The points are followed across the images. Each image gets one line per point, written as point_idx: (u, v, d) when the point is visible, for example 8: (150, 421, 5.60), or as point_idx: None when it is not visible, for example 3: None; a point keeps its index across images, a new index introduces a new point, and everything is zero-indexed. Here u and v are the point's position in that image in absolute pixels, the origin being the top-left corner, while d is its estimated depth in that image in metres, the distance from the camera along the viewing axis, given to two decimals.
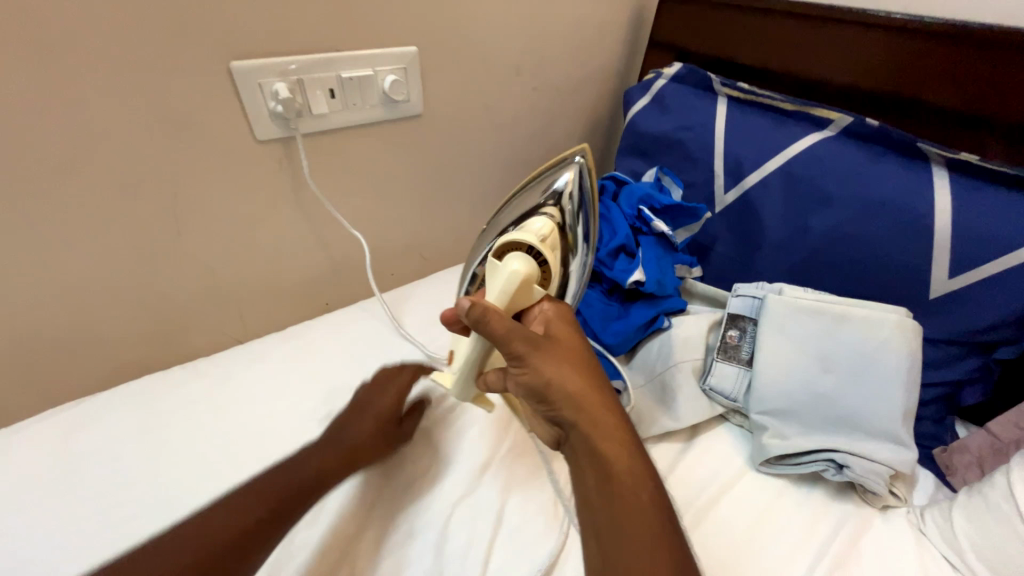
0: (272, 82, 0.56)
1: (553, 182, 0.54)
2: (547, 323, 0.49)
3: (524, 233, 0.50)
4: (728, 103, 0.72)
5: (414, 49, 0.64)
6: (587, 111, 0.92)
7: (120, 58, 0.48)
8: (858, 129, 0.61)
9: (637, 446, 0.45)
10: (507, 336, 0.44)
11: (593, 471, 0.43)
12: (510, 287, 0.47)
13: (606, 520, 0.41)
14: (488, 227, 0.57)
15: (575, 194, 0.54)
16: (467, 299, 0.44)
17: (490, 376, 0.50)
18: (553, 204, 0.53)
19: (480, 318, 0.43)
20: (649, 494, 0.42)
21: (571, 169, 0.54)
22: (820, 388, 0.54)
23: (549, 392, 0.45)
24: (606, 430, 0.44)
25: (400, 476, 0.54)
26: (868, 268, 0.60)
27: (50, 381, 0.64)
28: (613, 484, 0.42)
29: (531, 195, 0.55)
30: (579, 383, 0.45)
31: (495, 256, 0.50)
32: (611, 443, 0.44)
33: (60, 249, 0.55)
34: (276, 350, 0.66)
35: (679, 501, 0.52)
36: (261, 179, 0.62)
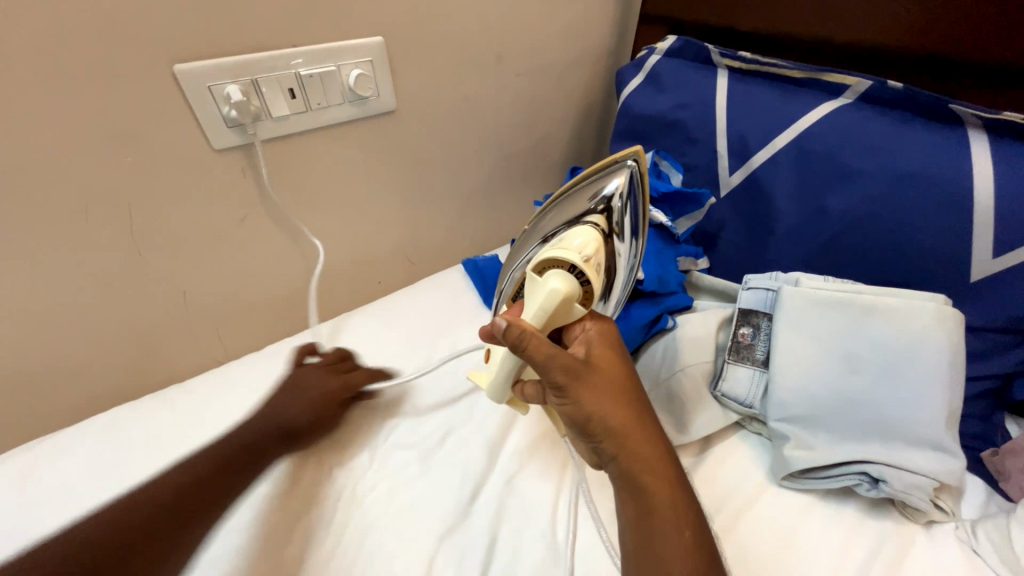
0: (223, 85, 0.51)
1: (603, 186, 0.48)
2: (588, 342, 0.45)
3: (567, 244, 0.44)
4: (729, 75, 0.65)
5: (380, 40, 0.59)
6: (577, 96, 0.86)
7: (51, 69, 0.44)
8: (879, 94, 0.54)
9: (679, 482, 0.42)
10: (548, 364, 0.39)
11: (633, 507, 0.40)
12: (550, 305, 0.41)
13: (648, 566, 0.38)
14: (529, 230, 0.53)
15: (627, 201, 0.48)
16: (504, 318, 0.38)
17: (528, 387, 0.46)
18: (601, 212, 0.47)
19: (519, 344, 0.38)
20: (694, 532, 0.39)
21: (621, 174, 0.48)
22: (849, 392, 0.48)
23: (590, 425, 0.41)
24: (647, 464, 0.41)
25: (387, 504, 0.49)
26: (897, 251, 0.53)
27: (25, 413, 0.61)
28: (654, 525, 0.39)
29: (578, 199, 0.49)
30: (620, 416, 0.41)
31: (534, 268, 0.44)
32: (652, 480, 0.41)
33: (12, 278, 0.52)
34: (284, 352, 0.64)
35: (708, 504, 0.48)
36: (223, 190, 0.58)
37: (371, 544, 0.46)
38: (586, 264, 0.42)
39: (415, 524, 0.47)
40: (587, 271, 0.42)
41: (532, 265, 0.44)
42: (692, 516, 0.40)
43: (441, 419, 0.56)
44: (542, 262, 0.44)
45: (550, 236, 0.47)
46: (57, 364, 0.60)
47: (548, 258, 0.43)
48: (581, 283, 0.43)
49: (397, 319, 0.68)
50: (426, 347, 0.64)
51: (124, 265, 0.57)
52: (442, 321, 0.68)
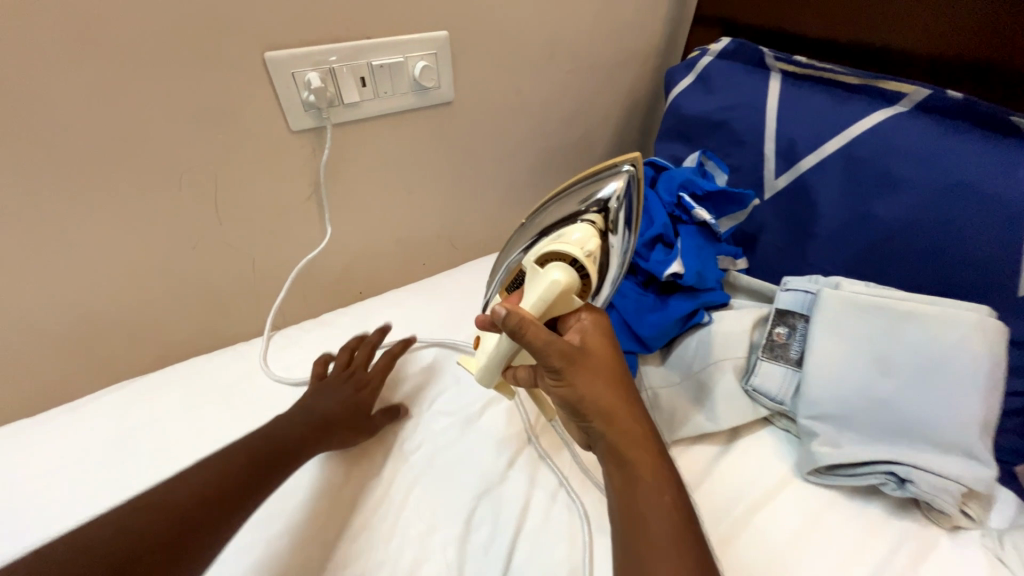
0: (305, 72, 0.56)
1: (599, 189, 0.48)
2: (583, 332, 0.48)
3: (564, 241, 0.46)
4: (782, 79, 0.66)
5: (445, 34, 0.62)
6: (626, 93, 0.88)
7: (160, 53, 0.49)
8: (936, 103, 0.54)
9: (665, 459, 0.44)
10: (545, 348, 0.43)
11: (620, 478, 0.43)
12: (549, 295, 0.44)
13: (632, 527, 0.40)
14: (525, 224, 0.53)
15: (623, 206, 0.48)
16: (503, 306, 0.42)
17: (519, 371, 0.49)
18: (597, 214, 0.48)
19: (517, 328, 0.42)
20: (674, 499, 0.42)
21: (619, 178, 0.48)
22: (879, 393, 0.49)
23: (581, 405, 0.45)
24: (632, 440, 0.44)
25: (446, 461, 0.53)
26: (942, 260, 0.53)
27: (112, 360, 0.69)
28: (639, 493, 0.42)
29: (573, 199, 0.49)
30: (608, 396, 0.45)
31: (535, 259, 0.47)
32: (638, 453, 0.43)
33: (115, 237, 0.58)
34: (348, 317, 0.69)
35: (707, 520, 0.48)
36: (295, 168, 0.64)
37: (414, 496, 0.51)
38: (587, 259, 0.45)
39: (457, 483, 0.52)
40: (587, 266, 0.45)
41: (532, 259, 0.47)
42: (674, 488, 0.42)
43: (480, 391, 0.60)
44: (544, 253, 0.46)
45: (546, 234, 0.49)
46: (144, 318, 0.67)
47: (550, 250, 0.46)
48: (580, 275, 0.46)
49: (443, 298, 0.72)
50: (467, 327, 0.68)
51: (207, 232, 0.63)
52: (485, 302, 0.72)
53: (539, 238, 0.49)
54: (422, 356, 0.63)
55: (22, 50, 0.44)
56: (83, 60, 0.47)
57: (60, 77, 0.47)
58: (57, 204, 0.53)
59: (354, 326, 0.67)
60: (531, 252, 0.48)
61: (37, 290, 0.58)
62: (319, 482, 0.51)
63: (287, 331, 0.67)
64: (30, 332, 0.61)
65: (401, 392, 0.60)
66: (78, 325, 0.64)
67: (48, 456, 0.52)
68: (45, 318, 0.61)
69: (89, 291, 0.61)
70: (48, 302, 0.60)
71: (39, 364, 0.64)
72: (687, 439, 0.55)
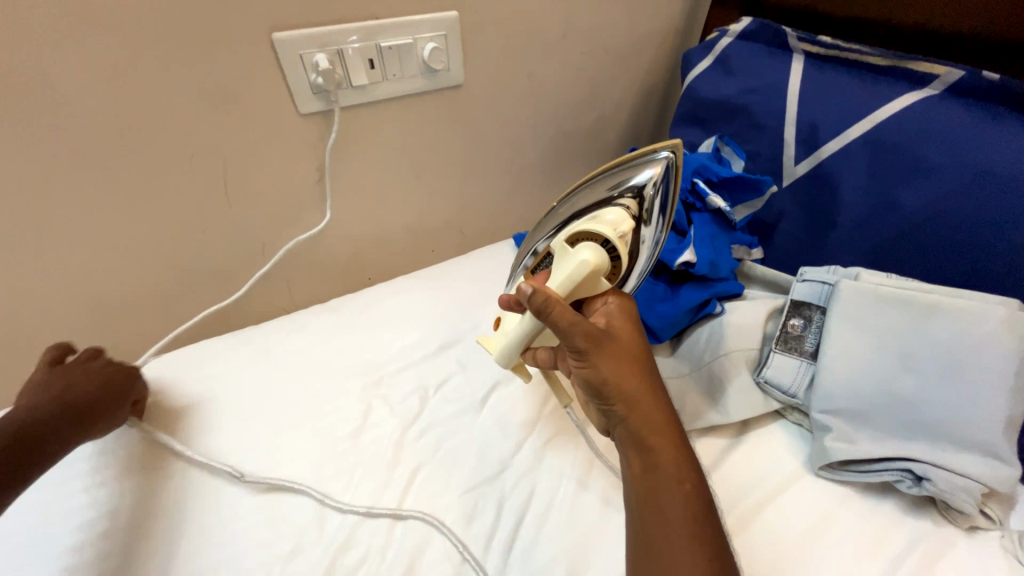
0: (313, 54, 0.56)
1: (634, 175, 0.47)
2: (609, 315, 0.47)
3: (597, 223, 0.45)
4: (805, 61, 0.63)
5: (455, 14, 0.61)
6: (642, 76, 0.85)
7: (170, 35, 0.49)
8: (970, 85, 0.51)
9: (684, 446, 0.43)
10: (570, 329, 0.42)
11: (637, 465, 0.43)
12: (577, 276, 0.43)
13: (648, 514, 0.40)
14: (555, 208, 0.53)
15: (659, 194, 0.47)
16: (529, 284, 0.42)
17: (539, 352, 0.51)
18: (631, 199, 0.47)
19: (542, 307, 0.42)
20: (693, 487, 0.41)
21: (657, 164, 0.46)
22: (903, 388, 0.47)
23: (605, 388, 0.44)
24: (653, 427, 0.43)
25: (447, 446, 0.53)
26: (972, 252, 0.51)
27: (123, 340, 0.70)
28: (657, 480, 0.41)
29: (606, 184, 0.48)
30: (628, 382, 0.44)
31: (566, 238, 0.46)
32: (659, 441, 0.43)
33: (125, 220, 0.59)
34: (351, 302, 0.69)
35: (722, 502, 0.48)
36: (301, 152, 0.63)
37: (418, 480, 0.51)
38: (619, 241, 0.44)
39: (455, 467, 0.52)
40: (619, 247, 0.44)
41: (562, 239, 0.47)
42: (694, 477, 0.42)
43: (485, 377, 0.60)
44: (575, 233, 0.46)
45: (578, 217, 0.48)
46: (156, 300, 0.68)
47: (582, 230, 0.45)
48: (611, 257, 0.45)
49: (449, 284, 0.71)
50: (472, 314, 0.67)
51: (212, 215, 0.64)
52: (493, 289, 0.71)
53: (571, 221, 0.49)
54: (427, 342, 0.63)
55: (33, 30, 0.44)
56: (91, 40, 0.47)
57: (69, 57, 0.47)
58: (66, 184, 0.54)
59: (355, 310, 0.67)
60: (561, 232, 0.48)
61: (51, 270, 0.59)
62: (314, 466, 0.51)
63: (295, 314, 0.68)
64: (46, 312, 0.63)
65: (406, 376, 0.60)
66: (89, 305, 0.65)
67: None
68: (57, 296, 0.62)
69: (99, 272, 0.62)
70: (62, 282, 0.61)
71: (54, 343, 0.66)
72: (698, 431, 0.54)
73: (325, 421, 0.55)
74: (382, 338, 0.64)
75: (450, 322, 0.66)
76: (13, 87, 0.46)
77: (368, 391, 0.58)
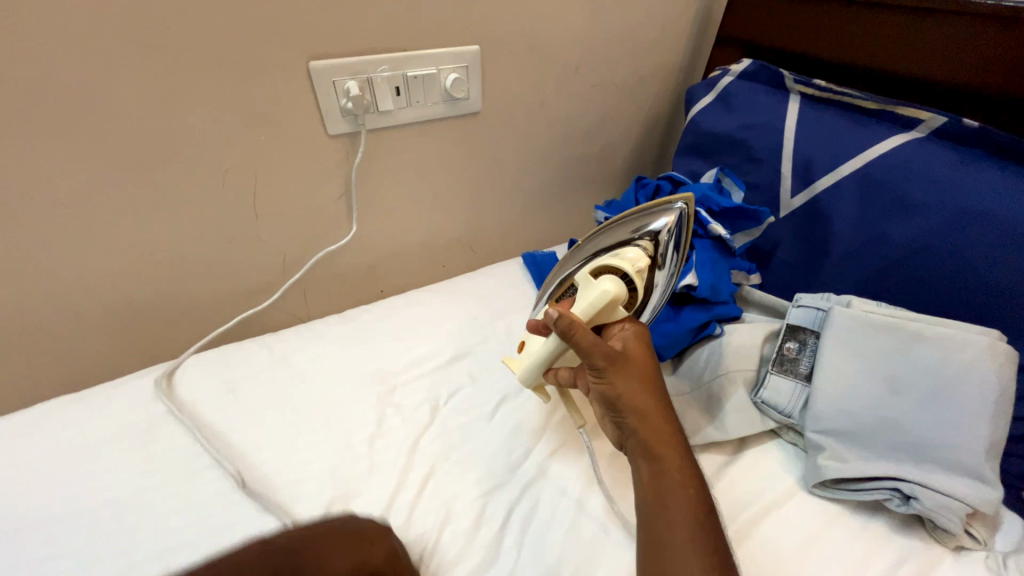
0: (345, 81, 0.60)
1: (651, 222, 0.52)
2: (625, 340, 0.49)
3: (619, 257, 0.50)
4: (800, 101, 0.68)
5: (476, 47, 0.66)
6: (648, 107, 0.90)
7: (214, 60, 0.54)
8: (952, 130, 0.55)
9: (689, 457, 0.46)
10: (591, 349, 0.46)
11: (647, 472, 0.45)
12: (599, 303, 0.47)
13: (657, 520, 0.42)
14: (579, 247, 0.58)
15: (673, 240, 0.52)
16: (555, 309, 0.46)
17: (560, 372, 0.54)
18: (648, 241, 0.51)
19: (567, 330, 0.45)
20: (697, 492, 0.43)
21: (671, 214, 0.53)
22: (891, 411, 0.50)
23: (620, 402, 0.47)
24: (662, 437, 0.46)
25: (461, 456, 0.55)
26: (957, 284, 0.54)
27: (147, 345, 0.73)
28: (665, 487, 0.43)
29: (627, 227, 0.54)
30: (641, 397, 0.47)
31: (591, 270, 0.51)
32: (666, 450, 0.45)
33: (156, 228, 0.62)
34: (372, 313, 0.72)
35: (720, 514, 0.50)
36: (327, 168, 0.67)
37: (430, 488, 0.53)
38: (637, 274, 0.49)
39: (464, 476, 0.54)
40: (637, 280, 0.49)
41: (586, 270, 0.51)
42: (699, 486, 0.44)
43: (494, 390, 0.62)
44: (599, 266, 0.50)
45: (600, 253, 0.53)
46: (180, 305, 0.71)
47: (605, 263, 0.50)
48: (629, 288, 0.50)
49: (464, 299, 0.74)
50: (483, 328, 0.70)
51: (243, 226, 0.67)
52: (504, 304, 0.74)
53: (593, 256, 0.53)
54: (444, 354, 0.66)
55: (93, 53, 0.49)
56: (142, 64, 0.51)
57: (119, 78, 0.51)
58: (107, 195, 0.57)
59: (376, 322, 0.70)
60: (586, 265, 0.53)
61: (83, 274, 0.62)
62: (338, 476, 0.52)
63: (316, 324, 0.70)
64: (77, 315, 0.65)
65: (419, 386, 0.62)
66: (119, 310, 0.67)
67: (44, 483, 0.50)
68: (87, 301, 0.64)
69: (129, 278, 0.65)
70: (94, 287, 0.63)
71: (82, 345, 0.68)
72: (695, 447, 0.56)
73: (345, 427, 0.57)
74: (393, 349, 0.66)
75: (465, 335, 0.69)
76: (68, 103, 0.50)
77: (383, 400, 0.60)
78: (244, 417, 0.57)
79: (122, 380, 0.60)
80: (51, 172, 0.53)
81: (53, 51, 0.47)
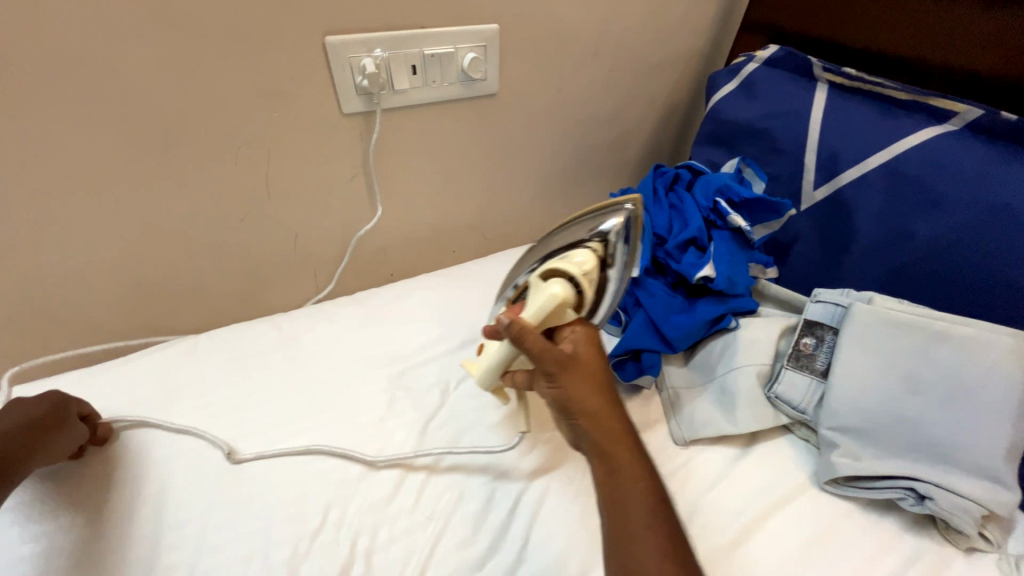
0: (360, 58, 0.58)
1: (601, 222, 0.49)
2: (575, 343, 0.48)
3: (566, 261, 0.48)
4: (828, 90, 0.66)
5: (494, 27, 0.64)
6: (667, 93, 0.88)
7: (228, 33, 0.52)
8: (989, 124, 0.53)
9: (644, 456, 0.44)
10: (540, 354, 0.45)
11: (602, 475, 0.43)
12: (546, 308, 0.46)
13: (615, 520, 0.41)
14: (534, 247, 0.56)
15: (621, 240, 0.49)
16: (507, 315, 0.46)
17: (517, 375, 0.51)
18: (597, 242, 0.49)
19: (517, 335, 0.45)
20: (652, 491, 0.42)
21: (622, 213, 0.49)
22: (906, 410, 0.49)
23: (572, 407, 0.45)
24: (615, 439, 0.44)
25: (467, 440, 0.55)
26: (984, 283, 0.52)
27: (157, 322, 0.73)
28: (620, 489, 0.42)
29: (578, 226, 0.51)
30: (593, 400, 0.45)
31: (539, 274, 0.49)
32: (620, 451, 0.43)
33: (169, 205, 0.62)
34: (378, 295, 0.71)
35: (730, 509, 0.50)
36: (340, 148, 0.66)
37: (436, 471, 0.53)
38: (584, 278, 0.47)
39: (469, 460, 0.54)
40: (584, 284, 0.47)
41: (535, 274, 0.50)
42: (654, 485, 0.43)
43: None
44: (546, 270, 0.49)
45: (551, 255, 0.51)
46: (191, 283, 0.71)
47: (551, 267, 0.48)
48: (576, 292, 0.48)
49: (473, 285, 0.74)
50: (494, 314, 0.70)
51: (254, 205, 0.67)
52: None
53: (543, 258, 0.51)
54: (454, 338, 0.66)
55: (105, 22, 0.47)
56: (156, 36, 0.50)
57: (131, 49, 0.50)
58: (119, 170, 0.57)
59: (382, 305, 0.70)
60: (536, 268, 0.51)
61: (93, 249, 0.62)
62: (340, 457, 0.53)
63: (323, 306, 0.70)
64: (88, 290, 0.65)
65: (426, 370, 0.62)
66: (131, 287, 0.67)
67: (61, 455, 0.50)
68: (98, 277, 0.64)
69: (140, 254, 0.65)
70: (105, 261, 0.63)
71: (95, 321, 0.69)
72: (706, 440, 0.56)
73: (350, 408, 0.57)
74: (399, 332, 0.66)
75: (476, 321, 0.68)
76: (83, 75, 0.49)
77: (391, 384, 0.60)
78: (248, 395, 0.57)
79: (138, 355, 0.61)
80: (64, 145, 0.53)
81: (67, 20, 0.46)
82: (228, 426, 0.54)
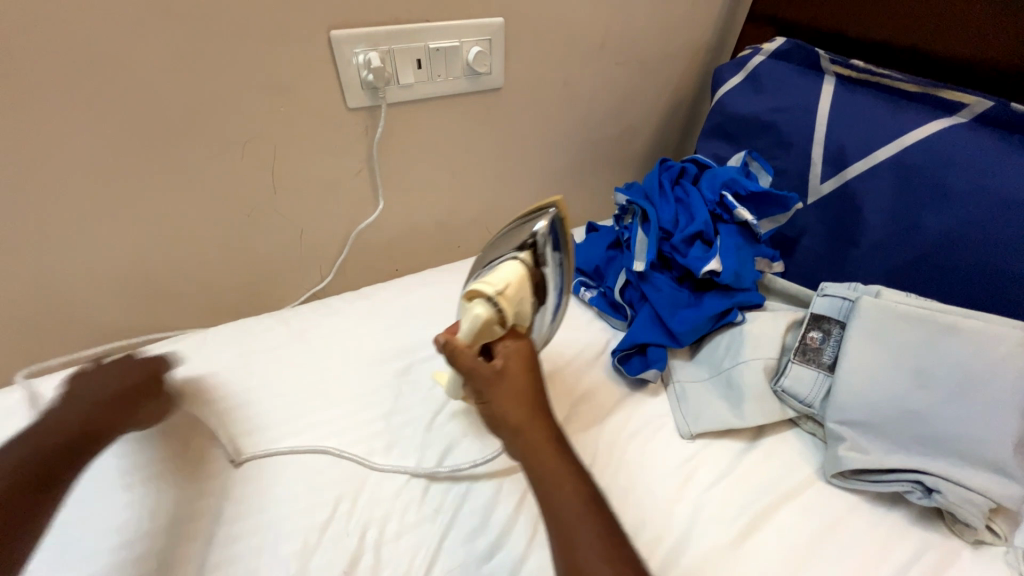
0: (366, 52, 0.58)
1: (526, 233, 0.49)
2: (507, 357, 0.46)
3: (491, 276, 0.47)
4: (836, 83, 0.65)
5: (500, 20, 0.63)
6: (673, 87, 0.87)
7: (234, 28, 0.52)
8: (1000, 115, 0.53)
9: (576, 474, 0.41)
10: (469, 370, 0.45)
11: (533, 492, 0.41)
12: (473, 325, 0.45)
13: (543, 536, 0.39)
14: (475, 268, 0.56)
15: (551, 247, 0.49)
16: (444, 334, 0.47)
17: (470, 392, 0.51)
18: (526, 252, 0.48)
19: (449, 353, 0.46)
20: (580, 510, 0.39)
21: (545, 219, 0.49)
22: (913, 404, 0.49)
23: (499, 423, 0.44)
24: (541, 454, 0.41)
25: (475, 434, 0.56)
26: (993, 277, 0.52)
27: (166, 317, 0.73)
28: (546, 506, 0.39)
29: (507, 242, 0.51)
30: (522, 414, 0.43)
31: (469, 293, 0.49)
32: (546, 467, 0.41)
33: (176, 201, 0.62)
34: (384, 290, 0.72)
35: (738, 503, 0.50)
36: (346, 143, 0.66)
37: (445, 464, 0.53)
38: (507, 291, 0.46)
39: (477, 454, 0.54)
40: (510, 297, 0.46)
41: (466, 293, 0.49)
42: (582, 505, 0.39)
43: None
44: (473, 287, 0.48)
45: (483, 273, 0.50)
46: (198, 278, 0.71)
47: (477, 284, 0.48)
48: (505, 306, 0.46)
49: None
50: None
51: (261, 200, 0.67)
52: None
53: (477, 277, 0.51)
54: None
55: (112, 17, 0.48)
56: (162, 31, 0.50)
57: (137, 44, 0.50)
58: (126, 165, 0.57)
59: (389, 299, 0.70)
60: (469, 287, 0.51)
61: (102, 245, 0.62)
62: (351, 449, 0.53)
63: (331, 301, 0.70)
64: (96, 284, 0.65)
65: (434, 365, 0.62)
66: (139, 282, 0.68)
67: None
68: (106, 272, 0.65)
69: (147, 250, 0.65)
70: (112, 255, 0.64)
71: (104, 316, 0.69)
72: (712, 433, 0.56)
73: (359, 401, 0.57)
74: (406, 327, 0.66)
75: None
76: (91, 71, 0.50)
77: (399, 378, 0.60)
78: (258, 388, 0.58)
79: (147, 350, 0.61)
80: (72, 141, 0.53)
81: (75, 15, 0.46)
82: (242, 414, 0.55)
